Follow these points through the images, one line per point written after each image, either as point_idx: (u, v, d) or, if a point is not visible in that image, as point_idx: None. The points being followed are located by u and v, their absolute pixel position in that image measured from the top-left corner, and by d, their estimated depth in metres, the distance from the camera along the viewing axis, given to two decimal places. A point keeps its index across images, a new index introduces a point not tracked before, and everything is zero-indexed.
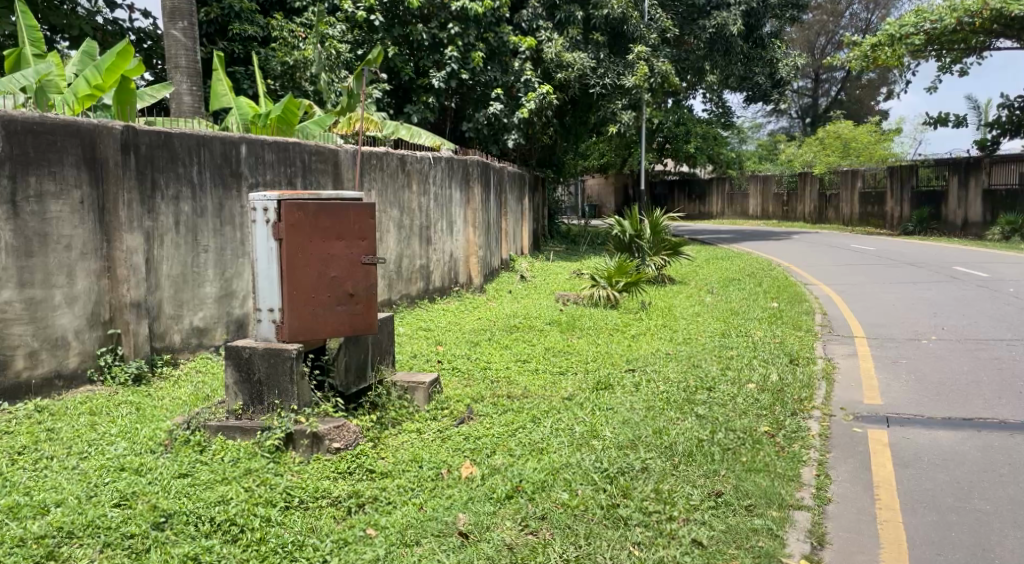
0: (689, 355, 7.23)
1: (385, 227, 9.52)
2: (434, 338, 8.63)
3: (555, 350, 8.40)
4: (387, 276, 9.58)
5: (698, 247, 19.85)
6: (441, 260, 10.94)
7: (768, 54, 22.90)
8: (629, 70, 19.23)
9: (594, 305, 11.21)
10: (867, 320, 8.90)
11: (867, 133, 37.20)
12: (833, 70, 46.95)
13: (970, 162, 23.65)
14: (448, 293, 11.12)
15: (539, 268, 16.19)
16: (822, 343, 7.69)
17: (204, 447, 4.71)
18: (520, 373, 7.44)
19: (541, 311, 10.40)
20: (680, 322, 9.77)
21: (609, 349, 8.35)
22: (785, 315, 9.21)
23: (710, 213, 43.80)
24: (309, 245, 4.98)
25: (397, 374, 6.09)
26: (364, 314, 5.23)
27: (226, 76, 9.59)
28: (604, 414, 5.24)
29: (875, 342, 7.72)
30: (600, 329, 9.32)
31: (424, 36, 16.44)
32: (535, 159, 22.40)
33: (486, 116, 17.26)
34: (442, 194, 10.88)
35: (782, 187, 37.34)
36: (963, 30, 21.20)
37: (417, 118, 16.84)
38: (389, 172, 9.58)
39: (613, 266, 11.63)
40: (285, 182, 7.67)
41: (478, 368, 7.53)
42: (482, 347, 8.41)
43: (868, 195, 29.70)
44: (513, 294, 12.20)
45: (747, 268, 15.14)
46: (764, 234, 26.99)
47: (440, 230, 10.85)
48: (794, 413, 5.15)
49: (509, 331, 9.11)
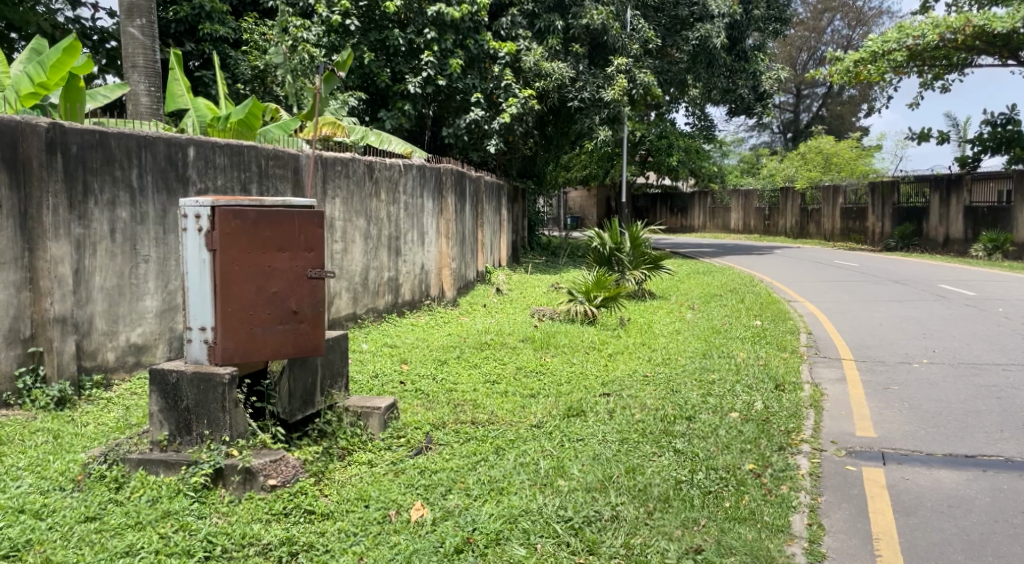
0: (667, 378, 6.77)
1: (351, 237, 9.00)
2: (399, 356, 8.12)
3: (527, 370, 7.92)
4: (352, 289, 9.05)
5: (679, 262, 19.48)
6: (412, 272, 10.44)
7: (751, 67, 22.71)
8: (609, 83, 18.88)
9: (571, 320, 10.73)
10: (855, 341, 8.50)
11: (848, 149, 37.13)
12: (815, 86, 47.09)
13: (952, 180, 23.49)
14: (418, 307, 10.61)
15: (516, 281, 15.72)
16: (808, 366, 7.27)
17: (121, 484, 4.18)
18: (488, 395, 6.95)
19: (515, 326, 9.91)
20: (660, 340, 9.33)
21: (584, 369, 7.88)
22: (769, 335, 8.77)
23: (692, 227, 43.56)
24: (247, 257, 4.49)
25: (350, 398, 5.59)
26: (309, 334, 4.76)
27: (183, 75, 9.06)
28: (573, 447, 4.76)
29: (864, 365, 7.30)
30: (576, 347, 8.85)
31: (400, 41, 16.01)
32: (515, 169, 21.99)
33: (465, 123, 16.78)
34: (414, 203, 10.39)
35: (764, 202, 37.17)
36: (945, 47, 21.03)
37: (393, 126, 16.37)
38: (357, 180, 9.08)
39: (591, 281, 11.15)
40: (237, 188, 7.16)
41: (443, 390, 7.03)
42: (450, 366, 7.91)
43: (849, 211, 29.53)
44: (487, 308, 11.71)
45: (729, 284, 14.75)
46: (746, 249, 26.71)
47: (410, 241, 10.35)
48: (782, 448, 4.69)
49: (480, 349, 8.62)
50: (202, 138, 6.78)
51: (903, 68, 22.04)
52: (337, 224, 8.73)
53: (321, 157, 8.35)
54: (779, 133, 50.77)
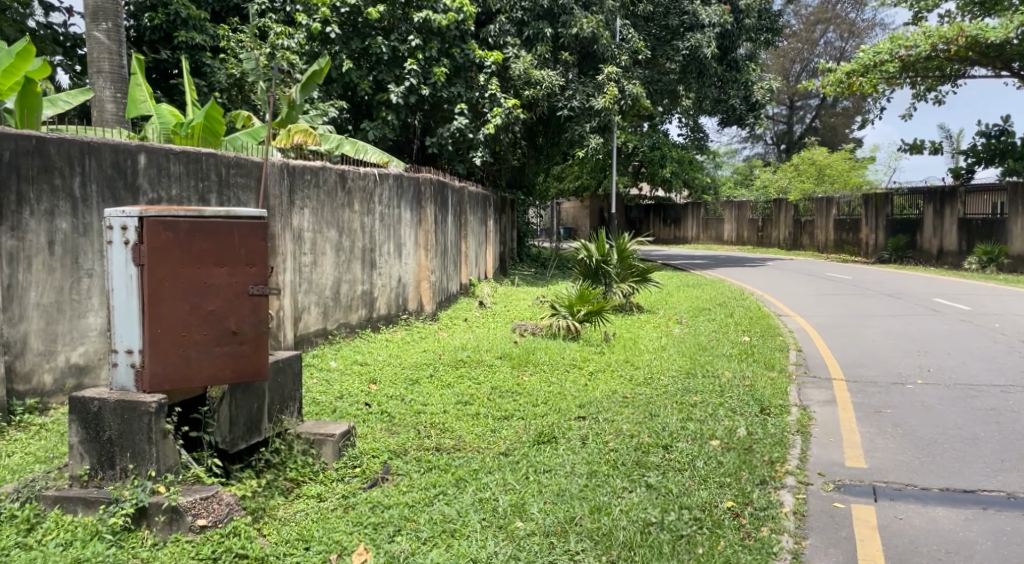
0: (647, 400, 6.39)
1: (321, 250, 8.59)
2: (368, 374, 7.72)
3: (502, 389, 7.53)
4: (322, 303, 8.65)
5: (669, 274, 19.12)
6: (388, 286, 10.04)
7: (743, 77, 22.46)
8: (599, 92, 18.52)
9: (553, 336, 10.33)
10: (846, 360, 8.13)
11: (842, 160, 36.88)
12: (808, 97, 46.96)
13: (945, 192, 23.23)
14: (394, 322, 10.21)
15: (501, 294, 15.34)
16: (796, 387, 6.89)
17: (33, 525, 3.79)
18: (457, 418, 6.55)
19: (493, 342, 9.52)
20: (645, 357, 8.95)
21: (563, 388, 7.48)
22: (757, 353, 8.40)
23: (685, 238, 43.27)
24: (179, 273, 4.10)
25: (303, 423, 5.18)
26: (252, 356, 4.37)
27: (146, 81, 8.70)
28: (538, 480, 4.38)
29: (856, 386, 6.93)
30: (556, 364, 8.46)
31: (384, 49, 15.68)
32: (504, 179, 21.65)
33: (449, 132, 16.42)
34: (390, 214, 10.01)
35: (757, 213, 36.92)
36: (938, 58, 20.78)
37: (376, 136, 16.02)
38: (328, 190, 8.71)
39: (575, 295, 10.74)
40: (195, 197, 6.77)
41: (411, 411, 6.63)
42: (421, 385, 7.51)
43: (842, 222, 29.28)
44: (467, 322, 11.31)
45: (719, 297, 14.38)
46: (737, 260, 26.40)
47: (386, 253, 9.96)
48: (764, 481, 4.31)
49: (455, 366, 8.23)
50: (155, 145, 6.40)
51: (896, 79, 21.79)
52: (306, 235, 8.32)
53: (289, 166, 7.98)
54: (773, 144, 50.60)
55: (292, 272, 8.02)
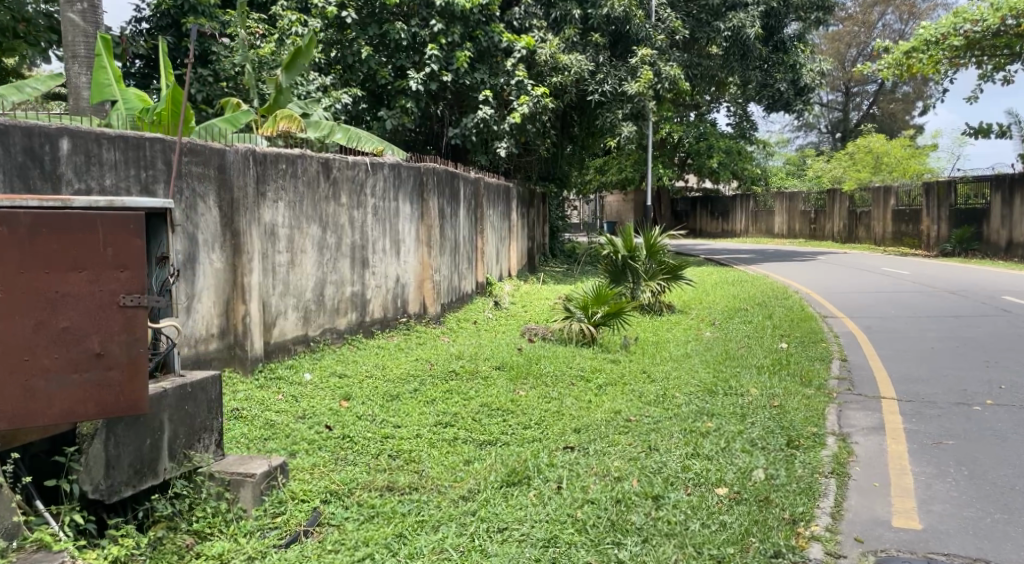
0: (651, 425, 5.37)
1: (300, 247, 7.71)
2: (343, 388, 6.82)
3: (493, 407, 6.57)
4: (302, 308, 7.78)
5: (708, 271, 17.88)
6: (383, 288, 9.16)
7: (790, 59, 20.99)
8: (632, 76, 17.34)
9: (566, 341, 9.34)
10: (900, 373, 6.96)
11: (901, 148, 34.80)
12: (865, 83, 44.80)
13: (1014, 178, 21.42)
14: (391, 327, 9.30)
15: (523, 294, 14.37)
16: (836, 409, 5.77)
17: None
18: (431, 443, 5.58)
19: (496, 349, 8.55)
20: (665, 368, 7.87)
21: (563, 407, 6.48)
22: (793, 364, 7.25)
23: (734, 231, 41.58)
24: (20, 281, 3.23)
25: (222, 459, 4.25)
26: (123, 386, 3.43)
27: (112, 62, 7.93)
28: (487, 548, 3.44)
29: (910, 408, 5.78)
30: (560, 377, 7.47)
31: (402, 35, 14.52)
32: (535, 173, 20.70)
33: (474, 122, 15.29)
34: (385, 207, 9.11)
35: (809, 204, 35.14)
36: (1006, 35, 19.17)
37: (393, 125, 15.01)
38: (309, 180, 7.82)
39: (592, 294, 9.68)
40: (137, 189, 5.91)
41: (378, 434, 5.68)
42: (401, 402, 6.58)
43: (902, 213, 27.51)
44: (476, 326, 10.37)
45: (760, 296, 13.19)
46: (786, 254, 24.94)
47: (381, 250, 9.07)
48: (779, 555, 3.30)
49: (445, 378, 7.31)
50: (83, 128, 5.56)
51: (960, 58, 20.16)
52: (281, 231, 7.44)
53: (260, 153, 7.10)
54: (828, 132, 48.63)
55: (263, 273, 7.14)
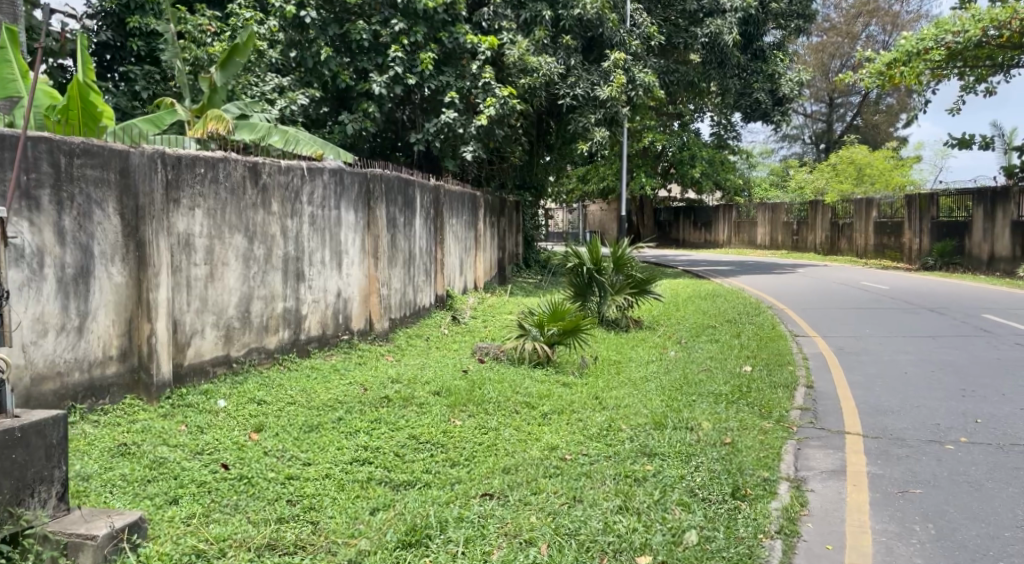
0: (586, 467, 4.76)
1: (222, 260, 7.08)
2: (257, 417, 6.17)
3: (421, 440, 5.94)
4: (223, 325, 7.13)
5: (682, 283, 17.33)
6: (321, 303, 8.52)
7: (769, 67, 20.57)
8: (605, 81, 16.78)
9: (519, 361, 8.72)
10: (870, 403, 6.40)
11: (884, 159, 34.48)
12: (849, 95, 44.60)
13: (997, 192, 21.03)
14: (330, 345, 8.66)
15: (486, 307, 13.76)
16: (795, 447, 5.19)
17: None
18: (339, 485, 4.94)
19: (440, 371, 7.92)
20: (618, 394, 7.27)
21: (499, 441, 5.87)
22: (753, 392, 6.67)
23: (716, 242, 41.08)
24: None
25: (61, 517, 3.62)
26: None
27: (17, 55, 7.38)
28: None
29: (877, 447, 5.21)
30: (503, 404, 6.85)
31: (364, 35, 13.87)
32: (509, 180, 20.12)
33: (438, 126, 14.64)
34: (325, 215, 8.50)
35: (792, 216, 34.72)
36: (988, 46, 18.84)
37: (355, 130, 14.37)
38: (234, 185, 7.21)
39: (548, 311, 9.08)
40: (17, 195, 5.30)
41: (279, 474, 5.01)
42: (319, 434, 5.95)
43: (884, 225, 27.12)
44: (427, 344, 9.75)
45: (732, 311, 12.64)
46: (766, 267, 24.44)
47: (318, 262, 8.45)
48: None
49: (376, 406, 6.68)
50: None
51: (942, 69, 19.78)
52: (200, 242, 6.81)
53: (174, 156, 6.49)
54: (811, 143, 48.48)
55: (174, 288, 6.51)
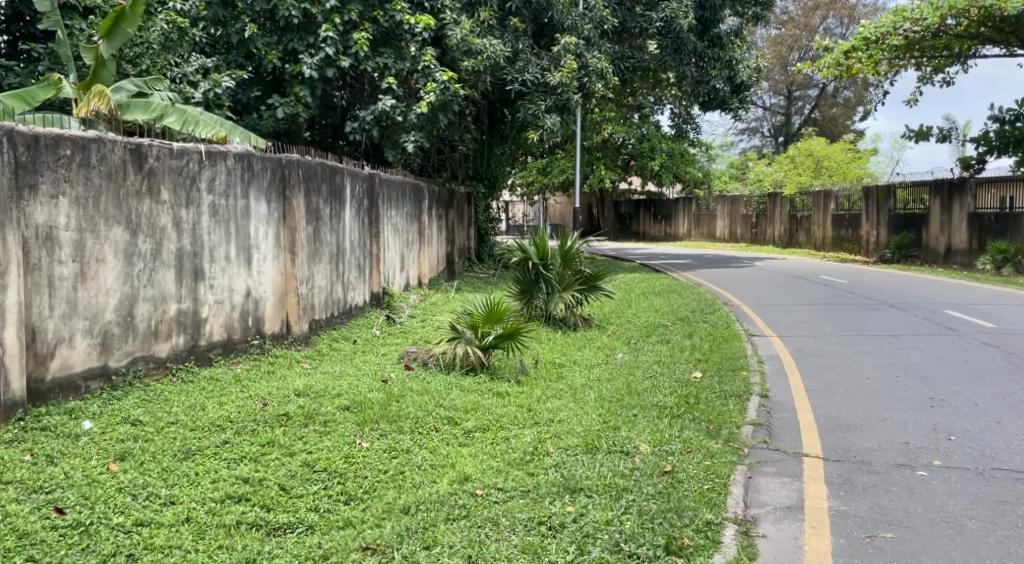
0: (493, 509, 3.97)
1: (99, 255, 6.15)
2: (125, 442, 5.27)
3: (316, 467, 5.08)
4: (99, 333, 6.18)
5: (638, 278, 16.63)
6: (226, 305, 7.59)
7: (727, 55, 19.74)
8: (555, 65, 16.01)
9: (449, 368, 7.88)
10: (832, 417, 5.70)
11: (841, 152, 34.27)
12: (807, 88, 44.43)
13: (953, 184, 20.76)
14: (237, 352, 7.72)
15: (427, 305, 12.89)
16: (745, 476, 4.46)
17: None
18: (199, 532, 4.11)
19: (355, 381, 7.05)
20: (554, 406, 6.47)
21: (408, 469, 5.06)
22: (701, 404, 5.93)
23: (676, 235, 40.59)
24: None
25: None
26: None
27: None
28: None
29: (842, 474, 4.49)
30: (421, 420, 6.00)
31: (293, 12, 12.79)
32: (459, 171, 19.25)
33: (376, 113, 13.74)
34: (229, 205, 7.57)
35: (751, 208, 34.34)
36: (945, 35, 18.45)
37: (286, 115, 13.42)
38: (111, 170, 6.27)
39: (483, 311, 8.26)
40: None
41: (128, 520, 4.17)
42: (196, 461, 5.08)
43: (841, 218, 26.83)
44: (353, 349, 8.84)
45: (686, 309, 11.95)
46: (723, 260, 23.88)
47: (222, 260, 7.51)
48: None
49: (272, 424, 5.80)
50: None
51: (898, 59, 19.33)
52: (66, 235, 5.87)
53: (28, 134, 5.56)
54: (770, 136, 48.32)
55: (29, 289, 5.56)
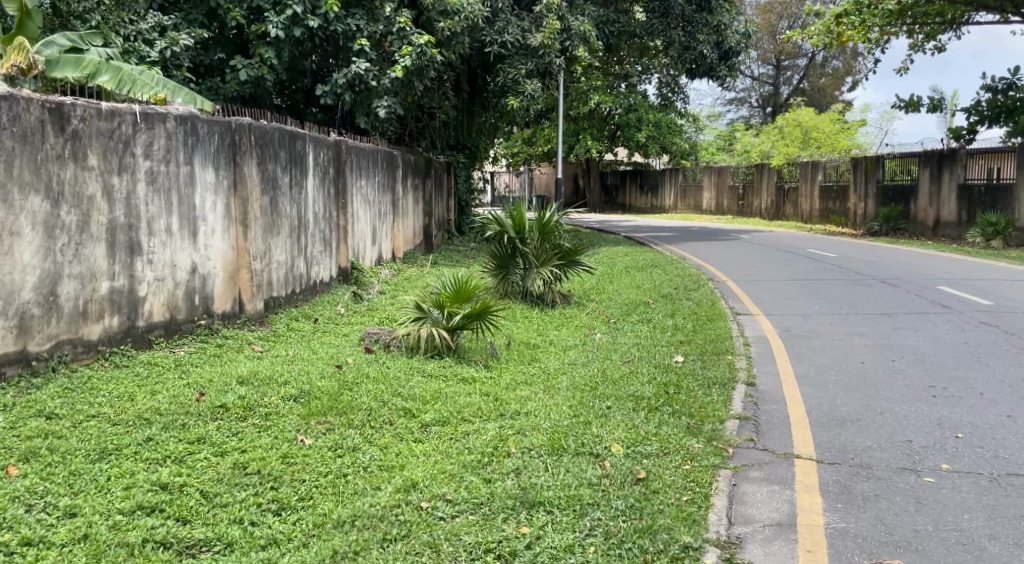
0: (437, 531, 3.42)
1: (13, 227, 5.51)
2: (33, 440, 4.67)
3: (247, 470, 4.49)
4: (17, 315, 5.57)
5: (621, 252, 16.05)
6: (168, 282, 6.96)
7: (715, 19, 18.99)
8: (537, 27, 15.30)
9: (411, 350, 7.30)
10: (827, 410, 5.16)
11: (830, 122, 33.69)
12: (796, 57, 43.71)
13: (944, 154, 20.25)
14: (181, 334, 7.10)
15: (399, 280, 12.27)
16: (729, 484, 3.92)
17: None
18: (98, 553, 3.55)
19: (307, 367, 6.45)
20: (522, 396, 5.90)
21: (355, 472, 4.49)
22: (682, 395, 5.39)
23: (662, 206, 40.00)
24: None
25: None
26: None
27: None
28: None
29: (841, 481, 3.96)
30: (374, 413, 5.43)
31: None
32: (437, 139, 18.54)
33: (347, 77, 12.96)
34: (169, 172, 6.92)
35: (738, 180, 33.77)
36: (939, 2, 17.82)
37: (250, 78, 12.66)
38: (27, 131, 5.61)
39: (450, 288, 7.66)
40: None
41: (15, 539, 3.59)
42: (113, 463, 4.50)
43: (829, 189, 26.30)
44: (312, 329, 8.22)
45: (669, 285, 11.40)
46: (709, 233, 23.35)
47: (162, 233, 6.86)
48: None
49: (206, 418, 5.20)
50: None
51: (890, 26, 18.76)
52: None
53: None
54: (758, 107, 47.62)
55: None
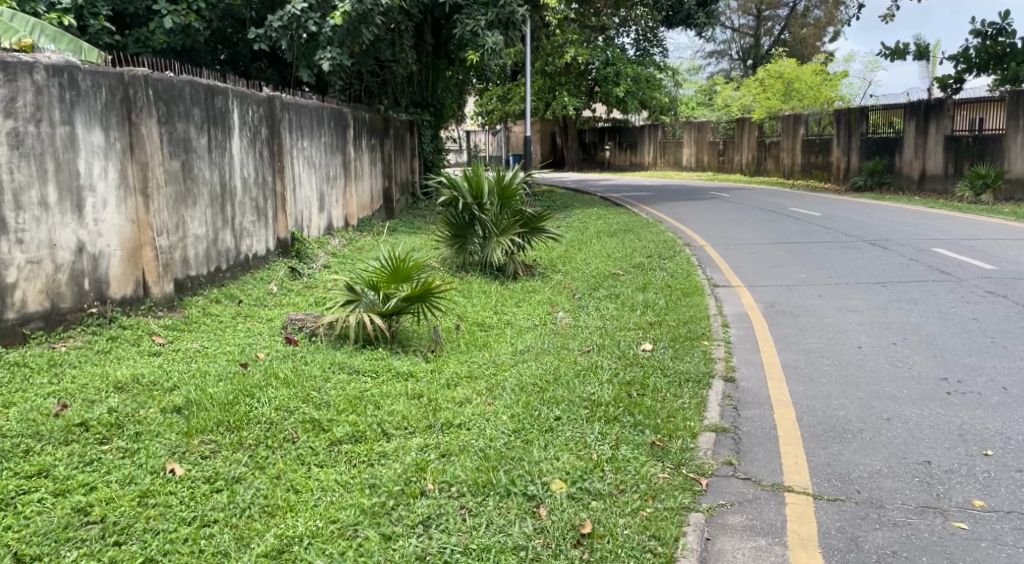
0: None
1: None
2: None
3: (89, 518, 3.50)
4: None
5: (594, 215, 15.03)
6: (46, 265, 5.88)
7: None
8: None
9: (341, 338, 6.29)
10: (823, 417, 4.23)
11: (813, 73, 32.55)
12: (777, 7, 42.39)
13: (930, 104, 19.28)
14: (65, 326, 6.04)
15: (349, 250, 11.19)
16: (703, 542, 2.99)
17: None
18: None
19: (209, 365, 5.44)
20: (460, 398, 4.94)
21: (224, 518, 3.51)
22: (648, 398, 4.43)
23: (641, 163, 38.91)
24: None
25: None
26: None
27: None
28: None
29: (847, 529, 3.04)
30: (275, 427, 4.44)
31: None
32: (397, 95, 17.30)
33: (282, 20, 11.65)
34: (40, 134, 5.80)
35: (718, 135, 32.72)
36: None
37: (175, 24, 11.38)
38: None
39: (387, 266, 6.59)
40: None
41: None
42: None
43: (812, 143, 25.35)
44: (232, 314, 7.16)
45: (642, 252, 10.45)
46: (688, 191, 22.39)
47: (32, 207, 5.76)
48: None
49: (57, 443, 4.18)
50: None
51: None
52: None
53: None
54: (739, 59, 46.42)
55: None
